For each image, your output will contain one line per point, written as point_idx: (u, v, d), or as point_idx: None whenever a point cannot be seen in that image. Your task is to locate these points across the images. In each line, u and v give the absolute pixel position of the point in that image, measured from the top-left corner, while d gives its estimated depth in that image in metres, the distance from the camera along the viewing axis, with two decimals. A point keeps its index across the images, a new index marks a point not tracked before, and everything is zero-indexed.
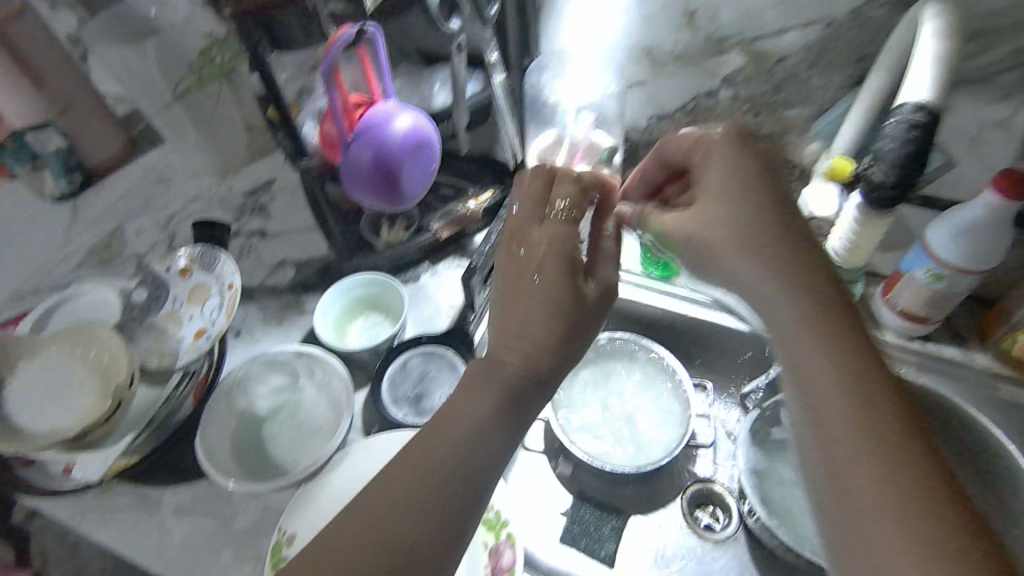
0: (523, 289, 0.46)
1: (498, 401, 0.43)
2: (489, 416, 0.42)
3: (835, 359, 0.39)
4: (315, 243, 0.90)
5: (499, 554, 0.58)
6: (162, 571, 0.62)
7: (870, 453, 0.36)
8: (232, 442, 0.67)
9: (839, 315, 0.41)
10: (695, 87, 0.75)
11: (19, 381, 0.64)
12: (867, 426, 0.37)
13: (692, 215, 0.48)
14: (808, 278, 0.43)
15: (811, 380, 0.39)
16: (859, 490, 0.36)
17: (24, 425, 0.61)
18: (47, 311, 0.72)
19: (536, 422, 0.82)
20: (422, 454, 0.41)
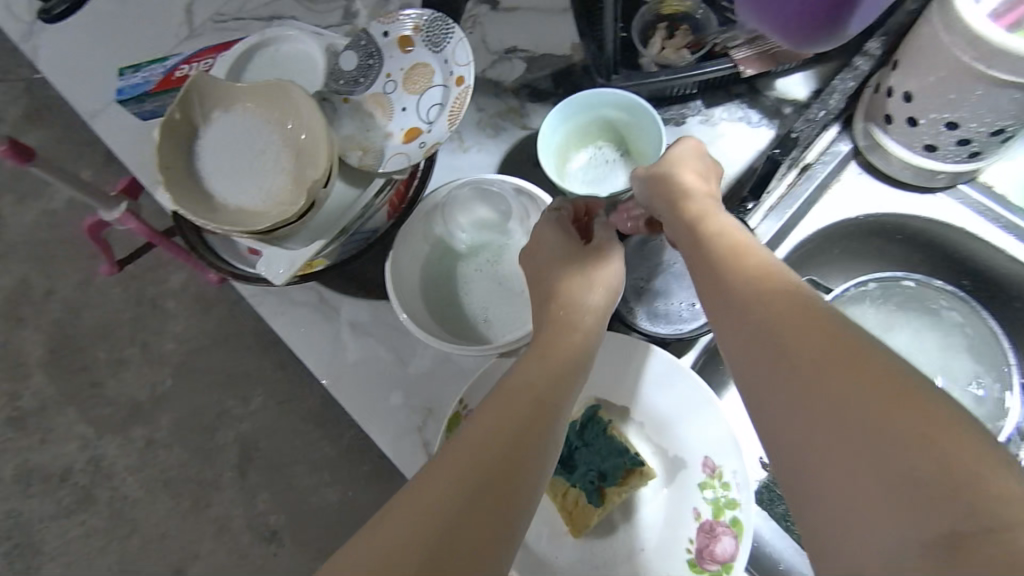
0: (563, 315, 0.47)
1: (527, 408, 0.39)
2: (522, 412, 0.39)
3: (804, 358, 0.31)
4: (558, 35, 0.67)
5: (715, 539, 0.45)
6: (332, 386, 0.57)
7: (889, 469, 0.26)
8: (423, 275, 0.56)
9: (778, 312, 0.34)
10: None
11: (214, 140, 0.55)
12: (866, 437, 0.27)
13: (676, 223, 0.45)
14: (760, 308, 0.35)
15: (799, 428, 0.30)
16: (928, 523, 0.25)
17: (217, 196, 0.53)
18: (249, 54, 0.60)
19: None
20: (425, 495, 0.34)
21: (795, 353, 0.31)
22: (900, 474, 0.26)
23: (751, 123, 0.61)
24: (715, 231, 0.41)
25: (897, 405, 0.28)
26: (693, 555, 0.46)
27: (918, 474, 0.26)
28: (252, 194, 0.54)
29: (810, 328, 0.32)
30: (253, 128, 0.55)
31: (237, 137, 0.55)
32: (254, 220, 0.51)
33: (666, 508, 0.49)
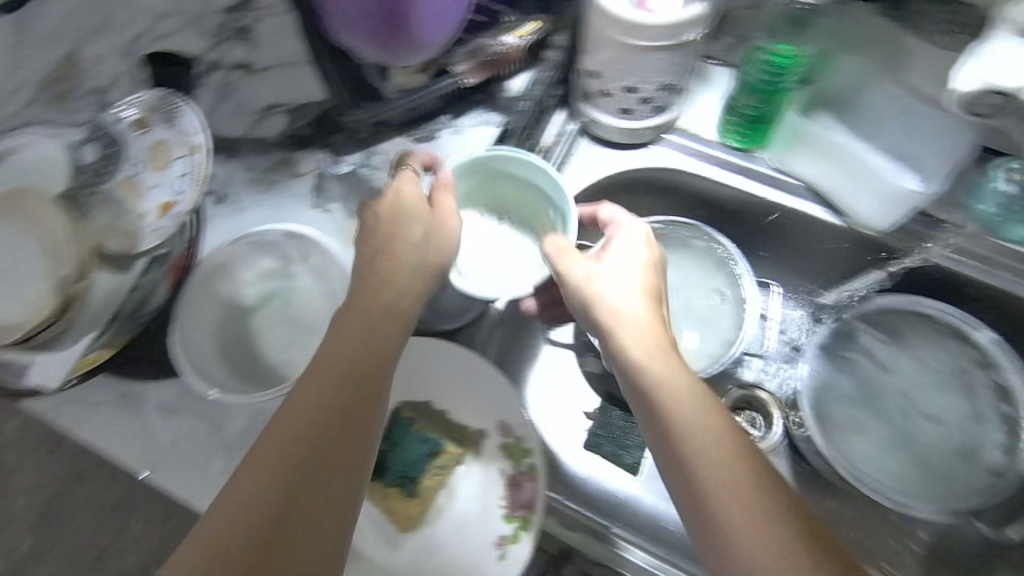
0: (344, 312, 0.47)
1: (322, 414, 0.43)
2: (312, 418, 0.43)
3: (687, 429, 0.42)
4: (306, 83, 0.66)
5: (518, 486, 0.51)
6: (153, 475, 0.56)
7: (749, 522, 0.38)
8: (217, 337, 0.57)
9: (666, 381, 0.43)
10: None
11: None
12: (737, 493, 0.39)
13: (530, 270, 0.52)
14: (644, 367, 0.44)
15: (689, 471, 0.41)
16: (741, 553, 0.38)
17: None
18: None
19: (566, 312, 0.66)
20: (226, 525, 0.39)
21: (675, 422, 0.42)
22: (723, 522, 0.39)
23: (495, 125, 0.68)
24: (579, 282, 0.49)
25: (755, 463, 0.41)
26: (505, 510, 0.51)
27: (736, 538, 0.38)
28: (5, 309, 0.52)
29: (679, 401, 0.42)
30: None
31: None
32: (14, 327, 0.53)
33: (479, 479, 0.53)
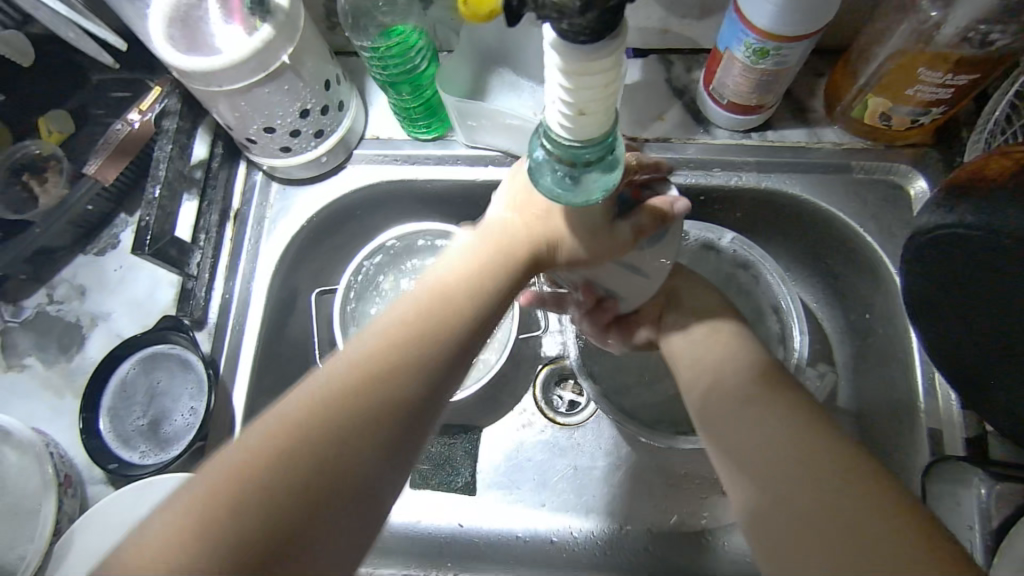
0: (720, 339, 0.50)
1: (698, 380, 0.49)
2: (745, 372, 0.47)
3: (779, 437, 0.42)
4: None
5: None
6: None
7: (867, 513, 0.36)
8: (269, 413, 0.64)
9: (785, 405, 0.44)
10: (821, 71, 0.62)
11: (52, 324, 0.64)
12: (869, 494, 0.37)
13: (715, 318, 0.53)
14: (792, 402, 0.44)
15: (779, 462, 0.41)
16: (846, 527, 0.36)
17: (55, 366, 0.63)
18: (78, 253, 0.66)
19: (563, 413, 0.71)
20: (376, 383, 0.39)
21: (779, 443, 0.42)
22: (828, 510, 0.37)
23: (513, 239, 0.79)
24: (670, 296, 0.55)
25: (864, 470, 0.39)
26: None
27: (854, 526, 0.36)
28: (81, 356, 0.63)
29: (811, 422, 0.42)
30: (70, 301, 0.64)
31: (58, 313, 0.64)
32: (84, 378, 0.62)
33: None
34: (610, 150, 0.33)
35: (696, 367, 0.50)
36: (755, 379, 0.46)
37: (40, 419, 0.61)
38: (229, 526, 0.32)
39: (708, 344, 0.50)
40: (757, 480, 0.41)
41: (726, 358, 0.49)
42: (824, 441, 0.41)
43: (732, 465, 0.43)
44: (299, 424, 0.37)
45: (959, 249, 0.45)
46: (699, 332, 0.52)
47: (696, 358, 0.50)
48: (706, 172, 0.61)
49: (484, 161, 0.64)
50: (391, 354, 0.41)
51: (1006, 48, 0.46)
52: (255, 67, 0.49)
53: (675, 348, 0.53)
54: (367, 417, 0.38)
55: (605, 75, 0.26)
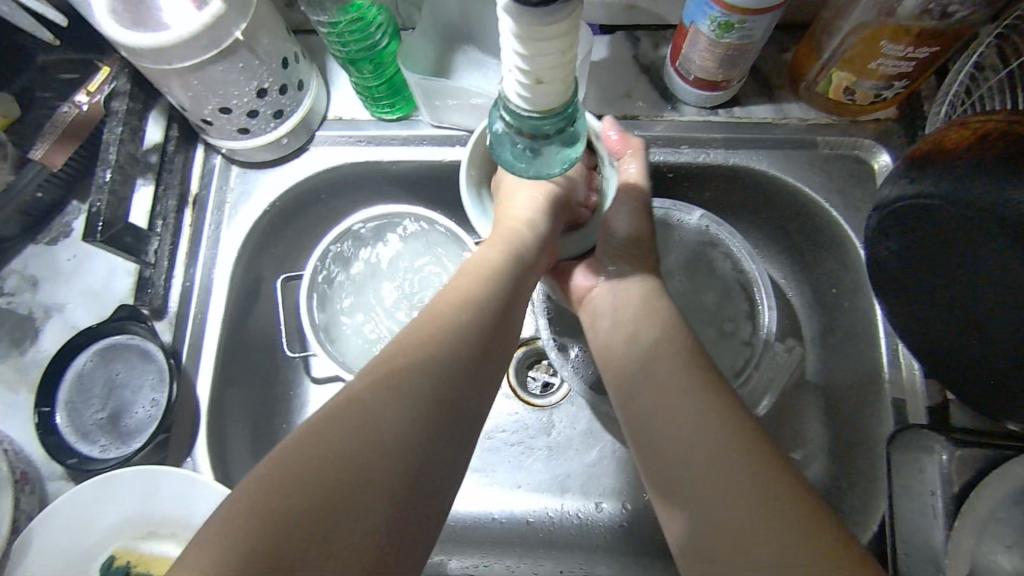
0: (652, 323, 0.50)
1: (627, 374, 0.48)
2: (675, 358, 0.47)
3: (700, 434, 0.41)
4: None
5: None
6: None
7: (774, 518, 0.36)
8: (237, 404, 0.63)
9: (707, 401, 0.43)
10: (787, 48, 0.62)
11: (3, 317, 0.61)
12: (779, 499, 0.37)
13: (654, 304, 0.52)
14: (714, 395, 0.44)
15: (702, 465, 0.40)
16: (756, 537, 0.35)
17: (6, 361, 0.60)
18: (28, 243, 0.63)
19: (537, 394, 0.71)
20: (409, 373, 0.41)
21: (700, 444, 0.41)
22: (744, 521, 0.36)
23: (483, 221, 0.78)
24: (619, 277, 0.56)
25: (781, 474, 0.38)
26: None
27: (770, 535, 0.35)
28: (35, 349, 0.60)
29: (733, 423, 0.42)
30: (21, 293, 0.62)
31: (9, 305, 0.62)
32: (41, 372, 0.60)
33: None
34: (570, 122, 0.32)
35: (621, 359, 0.50)
36: (680, 365, 0.46)
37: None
38: (260, 528, 0.33)
39: (642, 321, 0.51)
40: (680, 487, 0.40)
41: (655, 342, 0.49)
42: (743, 440, 0.40)
43: (654, 467, 0.42)
44: (340, 430, 0.37)
45: (922, 220, 0.45)
46: (634, 316, 0.52)
47: (628, 354, 0.49)
48: (674, 150, 0.61)
49: (452, 141, 0.63)
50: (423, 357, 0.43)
51: (965, 20, 0.47)
52: (207, 43, 0.47)
53: (606, 338, 0.52)
54: (408, 399, 0.40)
55: (560, 42, 0.25)
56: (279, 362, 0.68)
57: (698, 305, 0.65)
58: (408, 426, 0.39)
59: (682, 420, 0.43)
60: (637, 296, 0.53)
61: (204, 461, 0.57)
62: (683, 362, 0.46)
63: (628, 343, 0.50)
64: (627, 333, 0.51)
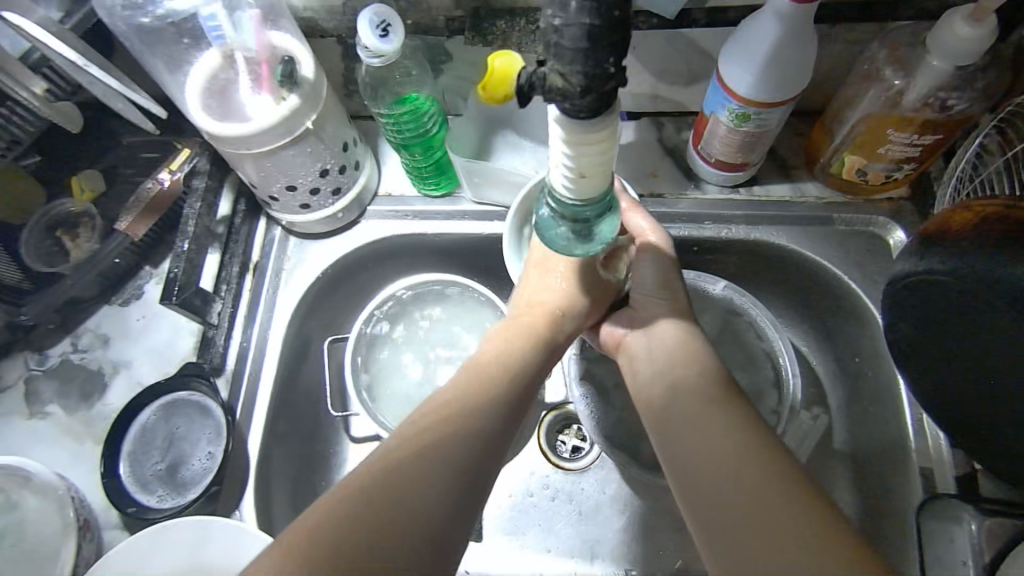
0: (684, 351, 0.49)
1: (655, 399, 0.48)
2: (704, 390, 0.46)
3: (734, 469, 0.42)
4: None
5: None
6: None
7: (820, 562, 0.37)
8: (284, 460, 0.66)
9: (741, 434, 0.43)
10: (801, 132, 0.67)
11: (75, 372, 0.67)
12: (823, 544, 0.37)
13: (681, 331, 0.51)
14: (747, 431, 0.43)
15: (737, 505, 0.40)
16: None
17: (75, 413, 0.65)
18: (102, 304, 0.69)
19: (566, 456, 0.73)
20: (446, 432, 0.45)
21: (735, 481, 0.41)
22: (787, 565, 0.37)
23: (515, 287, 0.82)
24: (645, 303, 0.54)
25: (823, 517, 0.39)
26: None
27: None
28: (102, 403, 0.65)
29: (771, 460, 0.42)
30: (93, 349, 0.67)
31: (82, 360, 0.67)
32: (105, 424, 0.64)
33: None
34: (608, 210, 0.37)
35: (647, 387, 0.50)
36: (712, 395, 0.46)
37: (60, 464, 0.63)
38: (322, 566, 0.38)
39: (673, 348, 0.50)
40: (717, 521, 0.41)
41: (685, 372, 0.48)
42: (785, 478, 0.41)
43: (688, 499, 0.43)
44: (389, 482, 0.42)
45: (935, 296, 0.48)
46: (663, 343, 0.51)
47: (656, 382, 0.49)
48: (698, 224, 0.66)
49: (490, 216, 0.69)
50: (467, 414, 0.47)
51: (964, 112, 0.51)
52: (281, 132, 0.54)
53: (634, 367, 0.52)
54: (450, 454, 0.44)
55: (602, 146, 0.30)
56: (321, 420, 0.71)
57: (725, 371, 0.68)
58: (446, 486, 0.43)
59: (722, 461, 0.42)
60: (665, 321, 0.52)
61: (251, 512, 0.60)
62: (714, 393, 0.46)
63: (662, 380, 0.48)
64: (657, 367, 0.50)
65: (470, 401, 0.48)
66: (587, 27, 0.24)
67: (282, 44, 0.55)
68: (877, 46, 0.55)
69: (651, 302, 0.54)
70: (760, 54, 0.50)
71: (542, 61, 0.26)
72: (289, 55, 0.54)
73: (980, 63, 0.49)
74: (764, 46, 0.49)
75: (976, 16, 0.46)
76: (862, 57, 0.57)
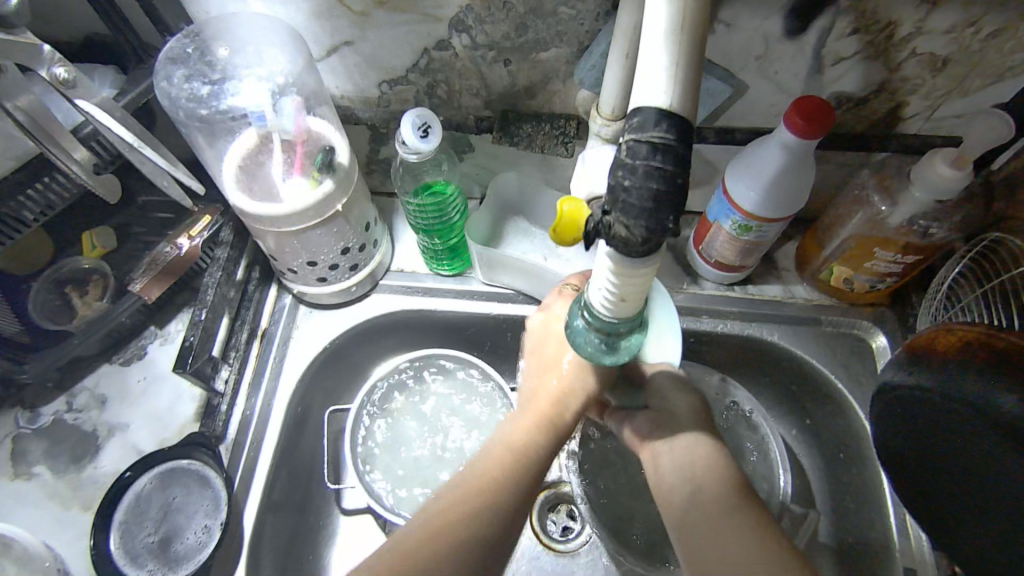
0: (710, 472, 0.49)
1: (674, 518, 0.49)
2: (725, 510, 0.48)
3: None
4: None
5: None
6: None
7: None
8: (279, 534, 0.65)
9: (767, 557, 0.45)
10: (791, 237, 0.72)
11: (68, 433, 0.65)
12: None
13: (703, 452, 0.51)
14: (775, 551, 0.45)
15: None
16: None
17: (64, 476, 0.63)
18: (102, 363, 0.68)
19: (558, 537, 0.73)
20: (452, 529, 0.45)
21: None
22: None
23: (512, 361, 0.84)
24: (662, 420, 0.55)
25: None
26: None
27: None
28: (93, 468, 0.64)
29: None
30: (89, 410, 0.66)
31: (75, 421, 0.66)
32: (95, 489, 0.63)
33: None
34: (638, 326, 0.40)
35: (667, 504, 0.50)
36: (737, 517, 0.47)
37: (44, 531, 0.61)
38: None
39: (706, 477, 0.49)
40: None
41: (709, 491, 0.49)
42: None
43: None
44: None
45: (923, 406, 0.52)
46: (689, 467, 0.50)
47: (675, 510, 0.49)
48: (696, 318, 0.69)
49: (498, 297, 0.71)
50: (474, 508, 0.46)
51: (942, 239, 0.57)
52: (312, 215, 0.56)
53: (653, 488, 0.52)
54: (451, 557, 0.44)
55: (644, 278, 0.33)
56: (314, 492, 0.71)
57: None
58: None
59: None
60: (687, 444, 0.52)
61: None
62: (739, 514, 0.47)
63: (685, 486, 0.49)
64: (685, 477, 0.50)
65: (485, 495, 0.47)
66: (653, 192, 0.27)
67: (321, 131, 0.58)
68: (865, 173, 0.60)
69: (664, 421, 0.55)
70: (765, 175, 0.54)
71: (607, 210, 0.29)
72: (327, 144, 0.57)
73: (956, 199, 0.55)
74: (771, 170, 0.54)
75: (958, 162, 0.51)
76: (852, 179, 0.63)
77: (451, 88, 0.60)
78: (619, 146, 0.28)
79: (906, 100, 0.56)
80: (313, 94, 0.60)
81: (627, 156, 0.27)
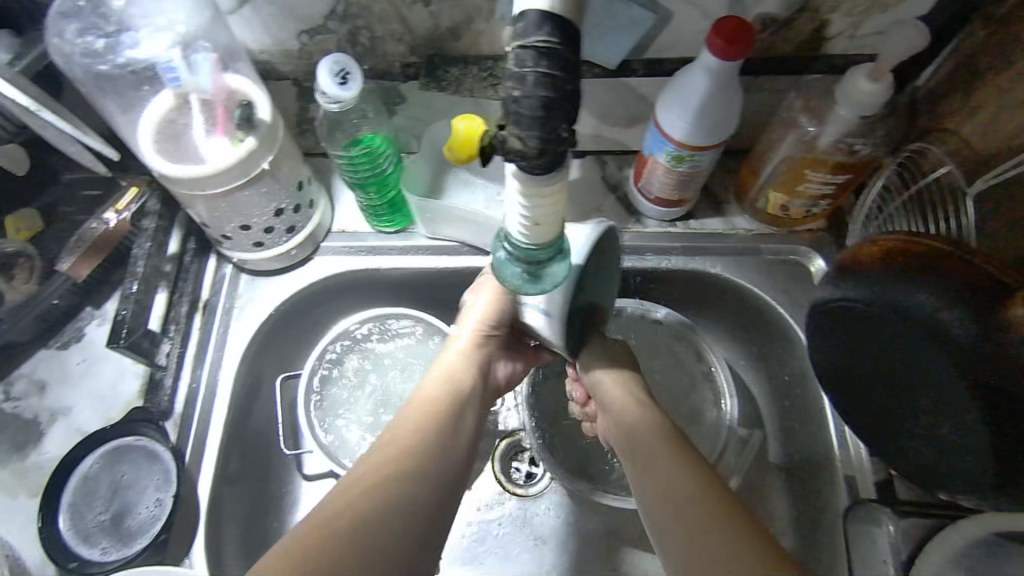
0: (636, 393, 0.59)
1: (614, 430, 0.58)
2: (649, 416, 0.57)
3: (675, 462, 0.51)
4: None
5: None
6: None
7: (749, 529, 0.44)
8: (238, 502, 0.65)
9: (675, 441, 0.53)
10: (730, 169, 0.73)
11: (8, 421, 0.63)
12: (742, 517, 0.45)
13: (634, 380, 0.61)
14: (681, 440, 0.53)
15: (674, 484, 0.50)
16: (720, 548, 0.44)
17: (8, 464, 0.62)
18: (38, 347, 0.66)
19: (521, 481, 0.74)
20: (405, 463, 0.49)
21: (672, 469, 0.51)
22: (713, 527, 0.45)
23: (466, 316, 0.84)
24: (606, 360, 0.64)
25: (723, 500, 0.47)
26: None
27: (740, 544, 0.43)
28: (38, 453, 0.62)
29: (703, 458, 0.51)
30: (29, 396, 0.64)
31: (15, 409, 0.64)
32: (42, 474, 0.61)
33: None
34: (559, 251, 0.40)
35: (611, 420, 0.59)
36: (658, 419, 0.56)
37: None
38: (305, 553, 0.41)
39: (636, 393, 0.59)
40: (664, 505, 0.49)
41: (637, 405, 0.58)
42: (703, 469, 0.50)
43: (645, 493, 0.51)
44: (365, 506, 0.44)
45: (851, 318, 0.54)
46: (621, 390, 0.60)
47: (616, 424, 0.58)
48: (641, 256, 0.70)
49: (444, 250, 0.71)
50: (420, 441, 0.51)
51: (868, 155, 0.58)
52: (236, 174, 0.54)
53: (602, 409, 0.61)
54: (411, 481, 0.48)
55: (553, 198, 0.33)
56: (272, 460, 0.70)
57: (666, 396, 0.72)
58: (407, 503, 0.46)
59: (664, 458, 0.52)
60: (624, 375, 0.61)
61: (202, 558, 0.59)
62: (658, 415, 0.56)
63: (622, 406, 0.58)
64: (637, 427, 0.56)
65: (422, 429, 0.53)
66: (542, 99, 0.26)
67: (239, 87, 0.56)
68: (793, 96, 0.61)
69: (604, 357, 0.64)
70: (692, 102, 0.54)
71: (504, 124, 0.29)
72: (247, 100, 0.55)
73: (879, 114, 0.56)
74: (696, 97, 0.54)
75: (875, 75, 0.52)
76: (782, 103, 0.63)
77: (373, 35, 0.58)
78: (508, 56, 0.27)
79: (827, 18, 0.56)
80: (228, 50, 0.57)
81: (515, 66, 0.27)
